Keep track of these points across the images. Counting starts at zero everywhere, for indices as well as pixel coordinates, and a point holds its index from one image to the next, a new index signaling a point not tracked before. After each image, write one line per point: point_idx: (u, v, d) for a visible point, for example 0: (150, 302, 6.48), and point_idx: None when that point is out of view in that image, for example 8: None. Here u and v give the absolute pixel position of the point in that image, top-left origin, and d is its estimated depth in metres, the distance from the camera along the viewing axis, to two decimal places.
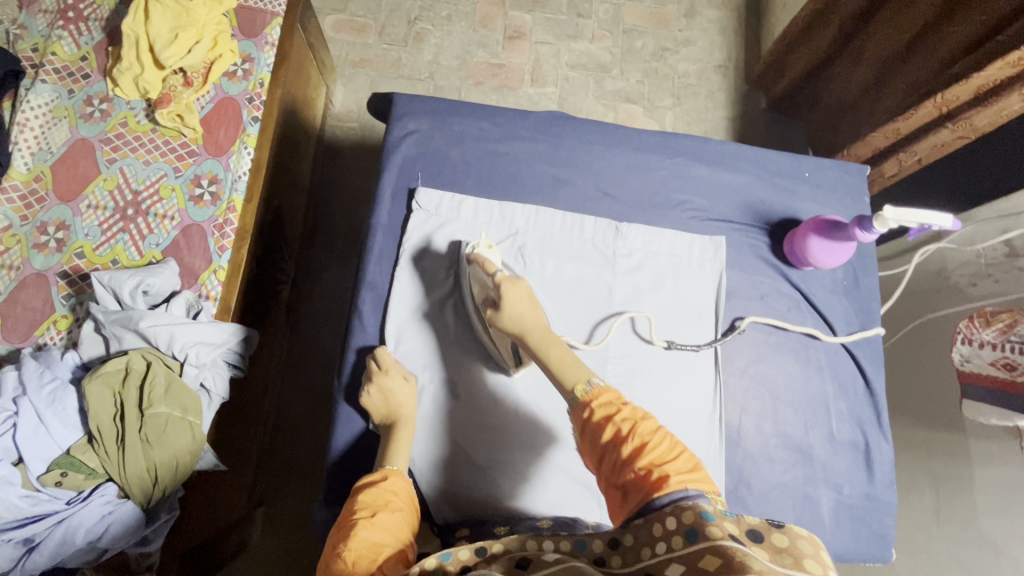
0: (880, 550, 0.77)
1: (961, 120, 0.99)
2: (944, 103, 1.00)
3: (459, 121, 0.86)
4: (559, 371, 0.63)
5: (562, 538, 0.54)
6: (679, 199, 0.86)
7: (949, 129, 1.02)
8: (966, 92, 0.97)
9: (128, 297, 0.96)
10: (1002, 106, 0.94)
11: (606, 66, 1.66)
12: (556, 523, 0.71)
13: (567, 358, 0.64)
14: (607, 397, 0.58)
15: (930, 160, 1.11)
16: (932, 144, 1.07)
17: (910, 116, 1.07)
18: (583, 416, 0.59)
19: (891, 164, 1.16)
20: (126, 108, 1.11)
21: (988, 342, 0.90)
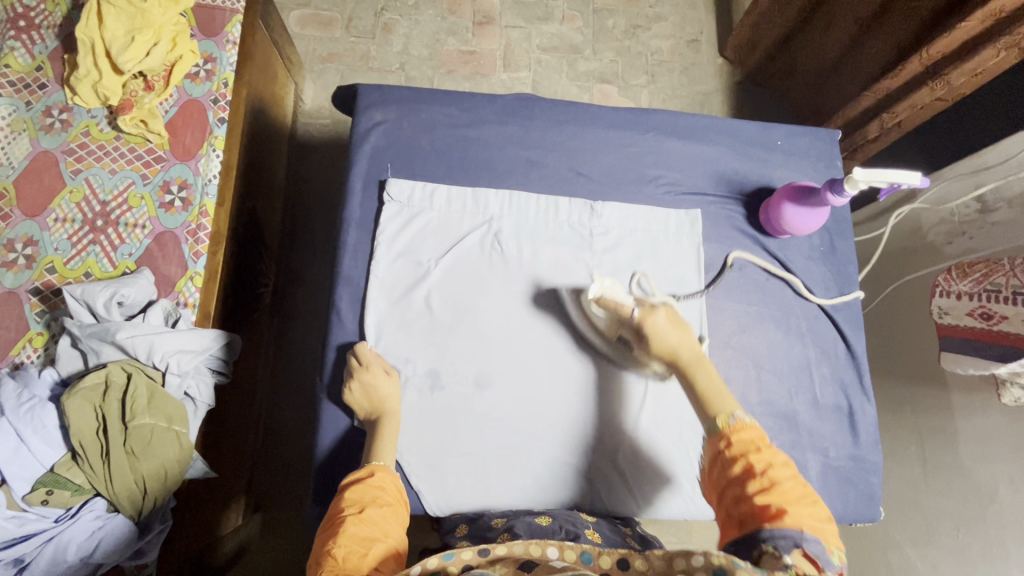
0: (869, 509, 0.78)
1: (942, 77, 0.98)
2: (926, 58, 0.99)
3: (427, 109, 0.85)
4: (705, 396, 0.64)
5: (568, 548, 0.55)
6: (653, 174, 0.86)
7: (929, 88, 1.01)
8: (947, 48, 0.96)
9: (103, 309, 0.94)
10: (976, 63, 0.93)
11: (578, 47, 1.64)
12: (554, 519, 0.70)
13: (713, 390, 0.65)
14: (747, 432, 0.58)
15: (909, 122, 1.10)
16: (912, 105, 1.06)
17: (898, 74, 1.06)
18: (717, 446, 0.59)
19: (873, 126, 1.16)
20: (87, 117, 1.08)
21: (965, 293, 0.85)
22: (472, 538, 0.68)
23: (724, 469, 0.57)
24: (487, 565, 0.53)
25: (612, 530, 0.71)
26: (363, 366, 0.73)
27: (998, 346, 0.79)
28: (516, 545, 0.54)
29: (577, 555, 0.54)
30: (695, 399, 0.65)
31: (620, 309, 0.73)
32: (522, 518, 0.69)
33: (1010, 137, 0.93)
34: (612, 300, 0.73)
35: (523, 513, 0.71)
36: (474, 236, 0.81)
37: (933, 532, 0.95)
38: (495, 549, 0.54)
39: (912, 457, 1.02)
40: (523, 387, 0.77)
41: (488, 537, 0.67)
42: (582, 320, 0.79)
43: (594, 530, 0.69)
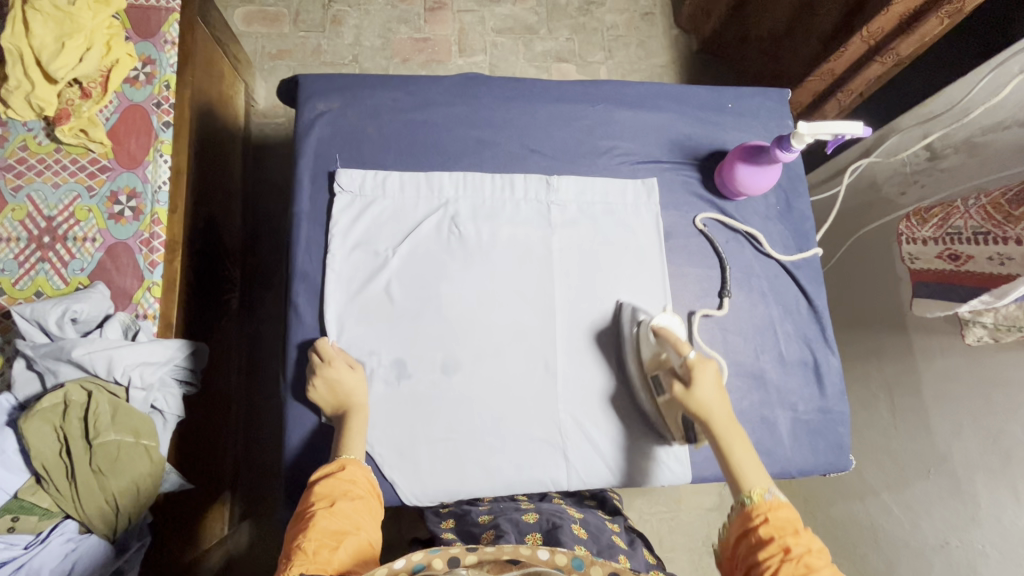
0: (839, 459, 0.80)
1: (888, 50, 1.02)
2: (870, 37, 1.02)
3: (372, 95, 0.83)
4: (738, 468, 0.64)
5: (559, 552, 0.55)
6: (607, 145, 0.85)
7: (880, 61, 1.05)
8: (888, 24, 0.98)
9: (55, 328, 0.90)
10: (923, 32, 0.97)
11: (533, 27, 1.62)
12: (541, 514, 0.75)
13: (744, 459, 0.65)
14: (783, 513, 0.59)
15: (867, 92, 1.14)
16: (867, 78, 1.10)
17: (841, 56, 1.08)
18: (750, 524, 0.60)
19: (829, 106, 1.18)
20: (23, 131, 1.04)
21: (929, 239, 0.86)
22: (461, 533, 0.75)
23: (754, 550, 0.58)
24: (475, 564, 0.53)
25: (598, 526, 0.77)
26: (324, 361, 0.71)
27: (962, 287, 0.81)
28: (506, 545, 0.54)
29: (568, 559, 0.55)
30: (725, 467, 0.65)
31: (679, 349, 0.68)
32: (508, 514, 0.75)
33: (953, 84, 0.95)
34: (670, 337, 0.70)
35: (510, 510, 0.76)
36: (430, 220, 0.80)
37: (905, 475, 0.97)
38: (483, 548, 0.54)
39: (880, 405, 1.05)
40: (493, 370, 0.77)
41: (476, 533, 0.73)
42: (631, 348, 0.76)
43: (580, 527, 0.74)
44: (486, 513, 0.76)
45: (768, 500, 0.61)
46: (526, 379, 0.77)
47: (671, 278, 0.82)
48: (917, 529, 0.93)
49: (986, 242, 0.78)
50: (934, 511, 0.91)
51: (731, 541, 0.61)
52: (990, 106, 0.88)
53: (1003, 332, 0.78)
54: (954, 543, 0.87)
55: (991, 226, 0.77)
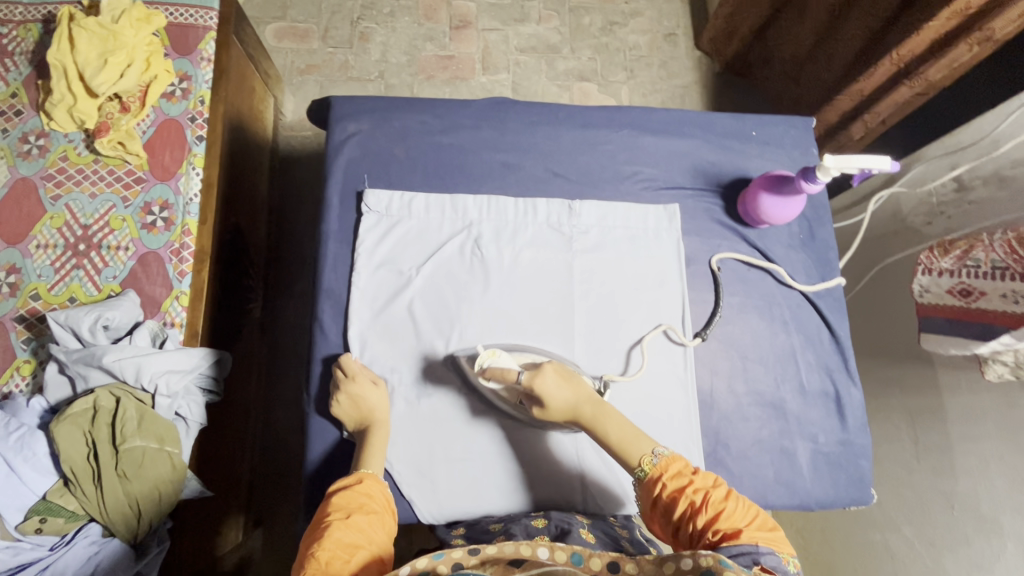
0: (860, 492, 0.78)
1: (918, 75, 1.01)
2: (899, 59, 1.01)
3: (401, 117, 0.85)
4: (621, 449, 0.65)
5: (559, 548, 0.54)
6: (630, 170, 0.86)
7: (907, 86, 1.04)
8: (918, 47, 0.98)
9: (88, 334, 0.93)
10: (952, 58, 0.95)
11: (556, 47, 1.64)
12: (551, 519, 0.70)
13: (630, 435, 0.66)
14: (675, 468, 0.61)
15: (893, 121, 1.13)
16: (893, 103, 1.09)
17: (870, 76, 1.08)
18: (655, 493, 0.61)
19: (855, 127, 1.18)
20: (64, 142, 1.08)
21: (946, 270, 0.86)
22: (469, 539, 0.70)
23: (668, 511, 0.59)
24: (478, 565, 0.52)
25: (607, 532, 0.70)
26: (347, 375, 0.73)
27: (974, 325, 0.80)
28: (507, 545, 0.54)
29: (567, 556, 0.54)
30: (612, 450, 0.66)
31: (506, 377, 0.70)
32: (521, 521, 0.70)
33: (983, 116, 0.94)
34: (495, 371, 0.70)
35: (520, 517, 0.72)
36: (454, 242, 0.81)
37: (928, 509, 0.95)
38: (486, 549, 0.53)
39: (903, 438, 1.03)
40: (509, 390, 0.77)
41: (485, 540, 0.68)
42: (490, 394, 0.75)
43: (588, 531, 0.68)
44: (497, 522, 0.71)
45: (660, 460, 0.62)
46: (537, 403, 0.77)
47: (691, 304, 0.82)
48: (939, 565, 0.91)
49: (1002, 277, 0.77)
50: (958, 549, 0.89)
51: (646, 511, 0.62)
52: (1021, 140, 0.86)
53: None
54: None
55: (1012, 261, 0.76)
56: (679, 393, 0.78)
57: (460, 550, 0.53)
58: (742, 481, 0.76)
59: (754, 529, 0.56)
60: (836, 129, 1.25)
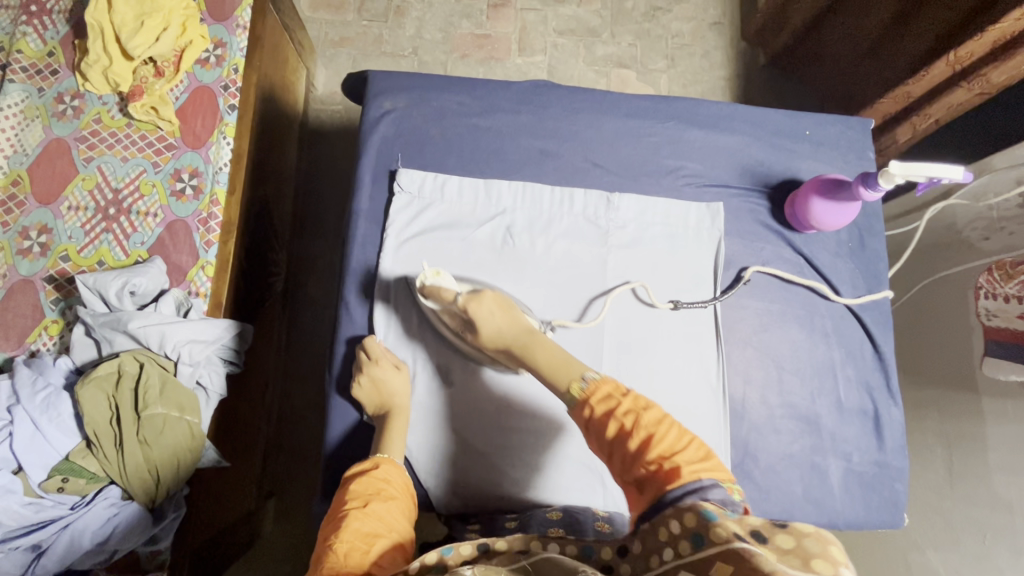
0: (892, 516, 0.75)
1: (977, 77, 0.95)
2: (957, 61, 0.96)
3: (438, 97, 0.82)
4: (548, 371, 0.60)
5: (569, 541, 0.51)
6: (673, 164, 0.82)
7: (965, 89, 0.98)
8: (981, 47, 0.92)
9: (115, 298, 0.94)
10: (1018, 61, 0.89)
11: (596, 30, 1.59)
12: (566, 513, 0.69)
13: (563, 359, 0.61)
14: (602, 392, 0.54)
15: (946, 122, 1.07)
16: (947, 105, 1.03)
17: (922, 77, 1.03)
18: (584, 416, 0.54)
19: (903, 130, 1.13)
20: (98, 104, 1.08)
21: (1012, 296, 0.83)
22: (484, 533, 0.69)
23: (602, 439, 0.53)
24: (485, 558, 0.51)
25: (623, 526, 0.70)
26: (371, 357, 0.72)
27: None
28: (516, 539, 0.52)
29: (578, 549, 0.50)
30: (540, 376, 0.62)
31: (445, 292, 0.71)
32: (534, 514, 0.69)
33: None
34: (435, 288, 0.72)
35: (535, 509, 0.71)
36: (485, 229, 0.79)
37: (958, 537, 0.91)
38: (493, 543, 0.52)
39: (937, 460, 0.99)
40: (533, 387, 0.76)
41: (500, 535, 0.68)
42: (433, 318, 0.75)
43: (604, 522, 0.68)
44: (513, 515, 0.71)
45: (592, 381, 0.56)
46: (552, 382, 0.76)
47: (729, 309, 0.79)
48: None
49: None
50: None
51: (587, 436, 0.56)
52: None
53: None
54: None
55: None
56: (709, 403, 0.75)
57: (468, 546, 0.52)
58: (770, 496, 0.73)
59: (693, 455, 0.49)
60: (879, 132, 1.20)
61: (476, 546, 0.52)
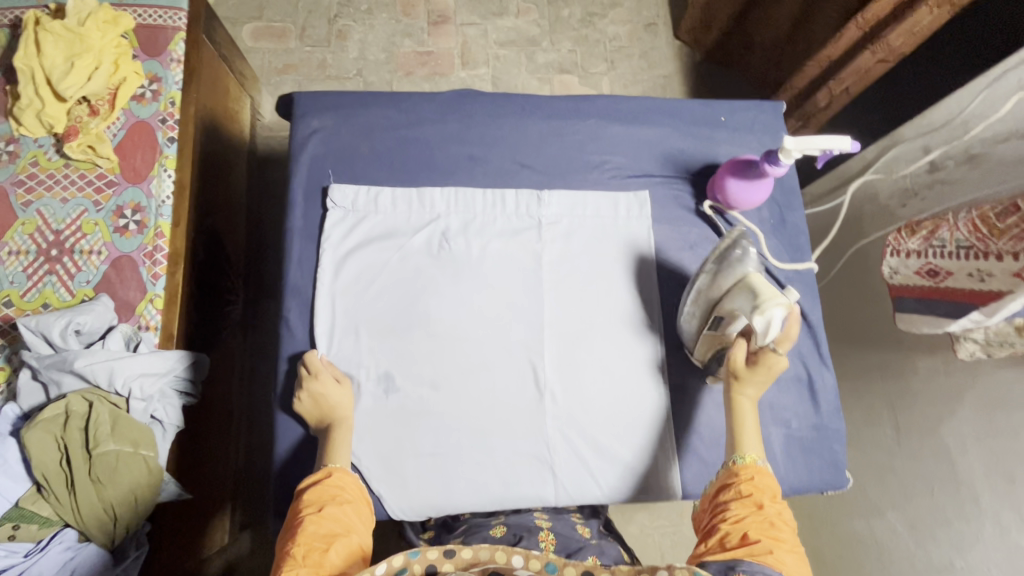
0: (834, 476, 0.78)
1: (881, 39, 0.99)
2: (865, 23, 1.01)
3: (365, 112, 0.84)
4: (742, 432, 0.67)
5: (535, 556, 0.55)
6: (598, 159, 0.85)
7: (871, 52, 1.02)
8: (884, 9, 0.97)
9: (59, 339, 0.92)
10: (913, 21, 0.94)
11: (536, 40, 1.63)
12: (510, 529, 0.74)
13: (742, 427, 0.67)
14: (764, 480, 0.62)
15: (856, 89, 1.10)
16: (857, 70, 1.07)
17: (839, 41, 1.07)
18: (729, 481, 0.63)
19: (821, 95, 1.16)
20: (34, 147, 1.07)
21: (913, 252, 0.83)
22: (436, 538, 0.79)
23: (727, 498, 0.62)
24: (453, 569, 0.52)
25: (568, 531, 0.75)
26: (311, 375, 0.72)
27: (944, 303, 0.78)
28: (483, 551, 0.54)
29: (543, 564, 0.55)
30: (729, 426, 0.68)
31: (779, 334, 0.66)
32: (480, 531, 0.74)
33: (952, 96, 0.94)
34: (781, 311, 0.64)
35: (482, 527, 0.75)
36: (421, 236, 0.80)
37: (912, 494, 0.97)
38: (462, 553, 0.54)
39: (884, 421, 1.03)
40: (479, 384, 0.76)
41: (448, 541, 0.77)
42: (713, 284, 0.70)
43: (548, 536, 0.72)
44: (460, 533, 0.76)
45: (758, 464, 0.64)
46: (497, 380, 0.76)
47: (663, 293, 0.82)
48: (921, 549, 0.93)
49: (967, 256, 0.75)
50: (939, 531, 0.91)
51: (707, 494, 0.65)
52: (992, 121, 0.86)
53: (995, 348, 0.74)
54: (957, 566, 0.87)
55: (975, 240, 0.74)
56: (648, 389, 0.78)
57: (436, 551, 0.54)
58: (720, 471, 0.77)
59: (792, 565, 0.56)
60: (803, 97, 1.23)
61: (443, 552, 0.53)
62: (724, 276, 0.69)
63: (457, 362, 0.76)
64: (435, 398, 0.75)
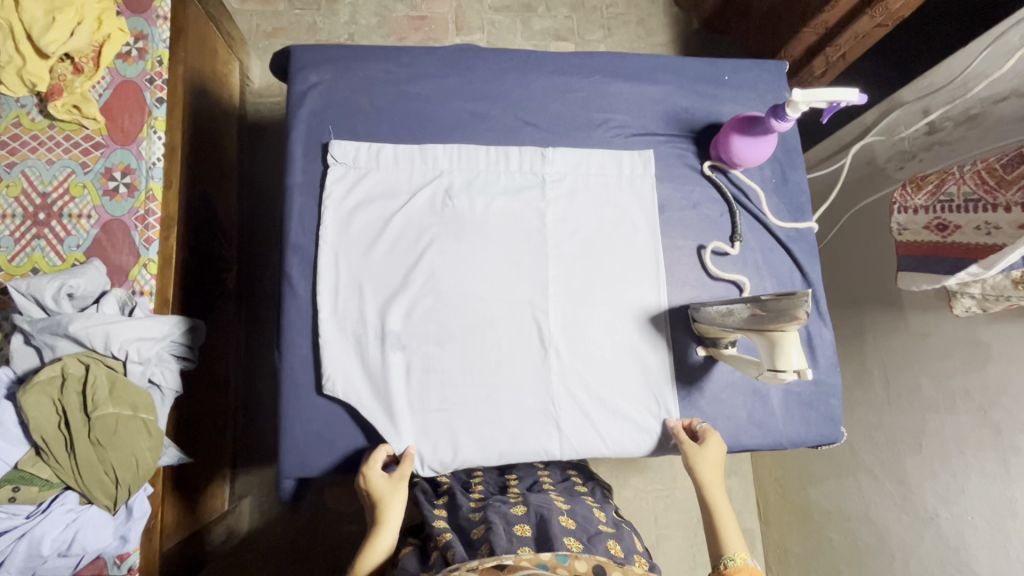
0: (831, 430, 0.81)
1: (878, 4, 0.96)
2: None
3: (365, 67, 0.82)
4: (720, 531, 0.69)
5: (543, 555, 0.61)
6: (602, 117, 0.84)
7: (869, 16, 0.99)
8: None
9: (51, 303, 0.89)
10: None
11: (531, 5, 1.60)
12: (529, 507, 0.73)
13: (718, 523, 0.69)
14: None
15: (853, 55, 1.09)
16: (854, 35, 1.05)
17: (835, 6, 1.03)
18: None
19: (818, 62, 1.15)
20: (15, 106, 1.02)
21: (921, 207, 0.85)
22: (452, 526, 0.72)
23: None
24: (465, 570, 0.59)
25: (586, 516, 0.75)
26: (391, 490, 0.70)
27: (946, 259, 0.80)
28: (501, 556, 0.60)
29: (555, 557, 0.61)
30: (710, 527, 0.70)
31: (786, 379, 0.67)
32: (498, 507, 0.72)
33: (953, 56, 0.94)
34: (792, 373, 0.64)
35: (498, 501, 0.74)
36: (424, 193, 0.79)
37: (900, 450, 1.00)
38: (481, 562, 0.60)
39: (875, 382, 1.06)
40: (484, 341, 0.76)
41: (467, 526, 0.71)
42: (749, 315, 0.66)
43: (568, 517, 0.72)
44: (476, 509, 0.73)
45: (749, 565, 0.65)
46: (503, 336, 0.77)
47: (666, 251, 0.82)
48: (909, 502, 0.97)
49: (976, 209, 0.77)
50: (925, 485, 0.95)
51: None
52: (993, 79, 0.87)
53: (990, 302, 0.77)
54: (942, 516, 0.91)
55: (983, 193, 0.76)
56: (650, 346, 0.79)
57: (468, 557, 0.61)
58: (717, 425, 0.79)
59: None
60: (800, 65, 1.21)
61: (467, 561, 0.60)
62: (759, 315, 0.64)
63: (463, 320, 0.76)
64: (441, 355, 0.75)
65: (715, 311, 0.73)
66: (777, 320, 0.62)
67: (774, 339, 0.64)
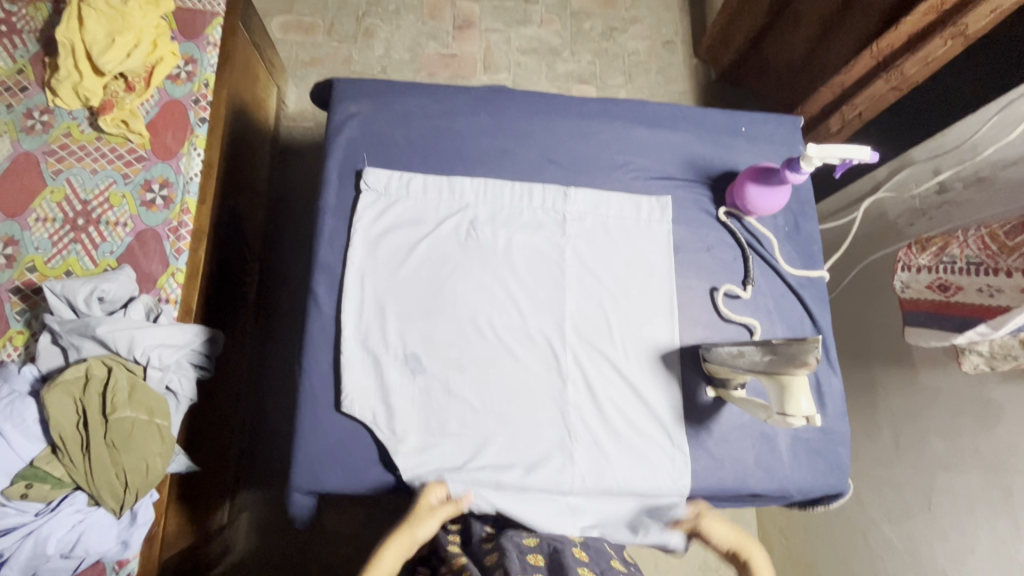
0: (838, 479, 0.81)
1: (895, 69, 1.00)
2: (879, 52, 1.02)
3: (401, 101, 0.87)
4: None
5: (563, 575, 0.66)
6: (623, 159, 0.88)
7: (884, 79, 1.03)
8: (897, 39, 0.98)
9: (82, 305, 0.92)
10: (927, 52, 0.95)
11: (557, 49, 1.68)
12: (542, 540, 0.74)
13: None
14: None
15: (870, 114, 1.11)
16: (871, 96, 1.07)
17: (851, 70, 1.08)
18: None
19: (833, 119, 1.16)
20: (68, 118, 1.08)
21: (923, 267, 0.87)
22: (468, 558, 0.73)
23: None
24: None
25: (600, 550, 0.75)
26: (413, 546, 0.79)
27: (952, 317, 0.81)
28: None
29: None
30: None
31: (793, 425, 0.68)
32: (511, 536, 0.73)
33: (963, 120, 0.98)
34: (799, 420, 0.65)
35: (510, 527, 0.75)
36: (449, 223, 0.82)
37: (907, 506, 0.99)
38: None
39: (884, 435, 1.06)
40: (501, 369, 0.78)
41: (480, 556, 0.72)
42: (762, 359, 0.67)
43: (581, 550, 0.73)
44: (489, 540, 0.74)
45: None
46: (520, 365, 0.78)
47: (679, 291, 0.84)
48: (916, 561, 0.96)
49: (977, 272, 0.79)
50: (934, 543, 0.93)
51: None
52: (999, 145, 0.91)
53: (998, 361, 0.78)
54: None
55: (985, 257, 0.78)
56: (663, 385, 0.80)
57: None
58: (724, 466, 0.79)
59: None
60: (815, 123, 1.23)
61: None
62: (772, 359, 0.65)
63: (483, 347, 0.78)
64: (459, 380, 0.77)
65: (729, 350, 0.74)
66: (787, 364, 0.63)
67: (784, 382, 0.65)
